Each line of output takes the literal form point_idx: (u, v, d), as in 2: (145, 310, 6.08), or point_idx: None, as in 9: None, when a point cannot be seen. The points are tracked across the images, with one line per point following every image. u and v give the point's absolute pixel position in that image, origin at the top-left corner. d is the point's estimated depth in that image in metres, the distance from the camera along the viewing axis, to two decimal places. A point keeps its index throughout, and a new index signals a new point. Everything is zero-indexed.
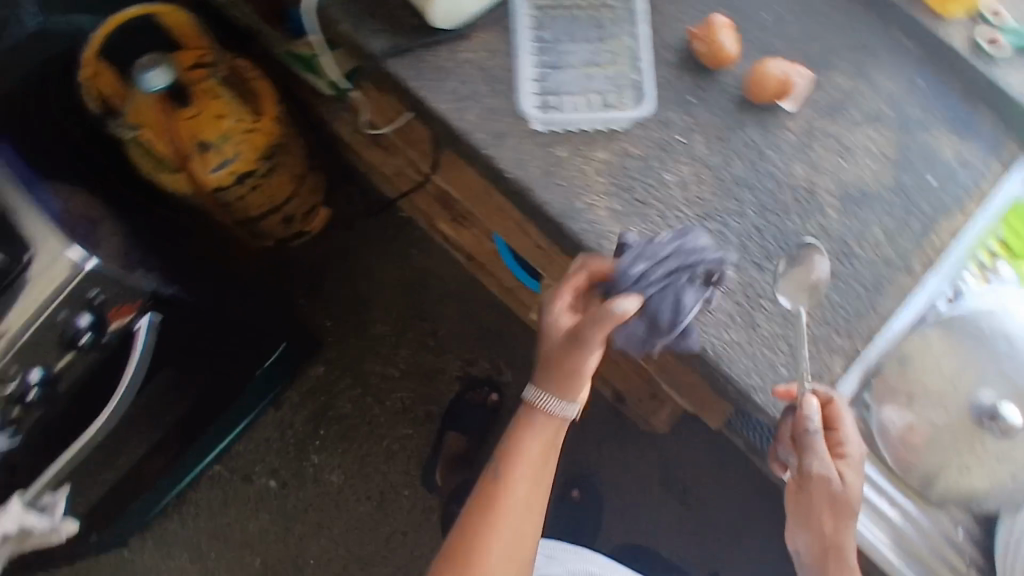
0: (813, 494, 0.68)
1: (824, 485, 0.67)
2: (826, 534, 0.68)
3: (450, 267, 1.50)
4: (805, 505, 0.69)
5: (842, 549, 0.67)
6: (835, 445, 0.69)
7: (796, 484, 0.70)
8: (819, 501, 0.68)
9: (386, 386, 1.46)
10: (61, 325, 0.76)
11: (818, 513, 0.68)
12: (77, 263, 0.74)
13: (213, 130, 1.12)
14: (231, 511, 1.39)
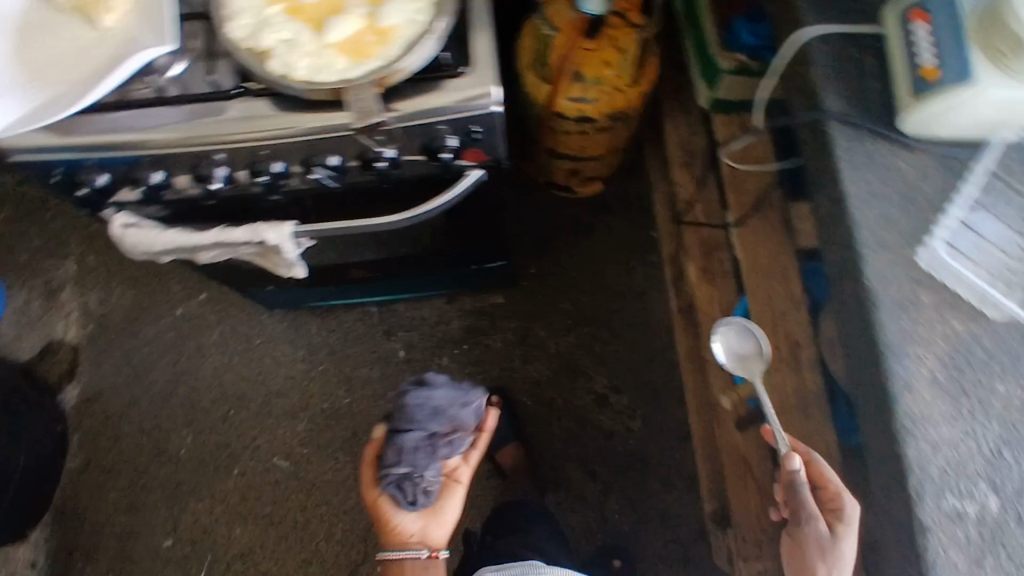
0: (815, 559, 0.82)
1: (824, 544, 0.82)
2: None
3: (660, 302, 1.51)
4: (803, 570, 0.82)
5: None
6: (832, 507, 0.84)
7: (797, 554, 0.85)
8: (815, 563, 0.82)
9: (537, 353, 1.50)
10: (436, 133, 0.77)
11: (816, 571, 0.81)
12: (491, 95, 0.73)
13: (594, 70, 1.18)
14: (357, 349, 1.49)
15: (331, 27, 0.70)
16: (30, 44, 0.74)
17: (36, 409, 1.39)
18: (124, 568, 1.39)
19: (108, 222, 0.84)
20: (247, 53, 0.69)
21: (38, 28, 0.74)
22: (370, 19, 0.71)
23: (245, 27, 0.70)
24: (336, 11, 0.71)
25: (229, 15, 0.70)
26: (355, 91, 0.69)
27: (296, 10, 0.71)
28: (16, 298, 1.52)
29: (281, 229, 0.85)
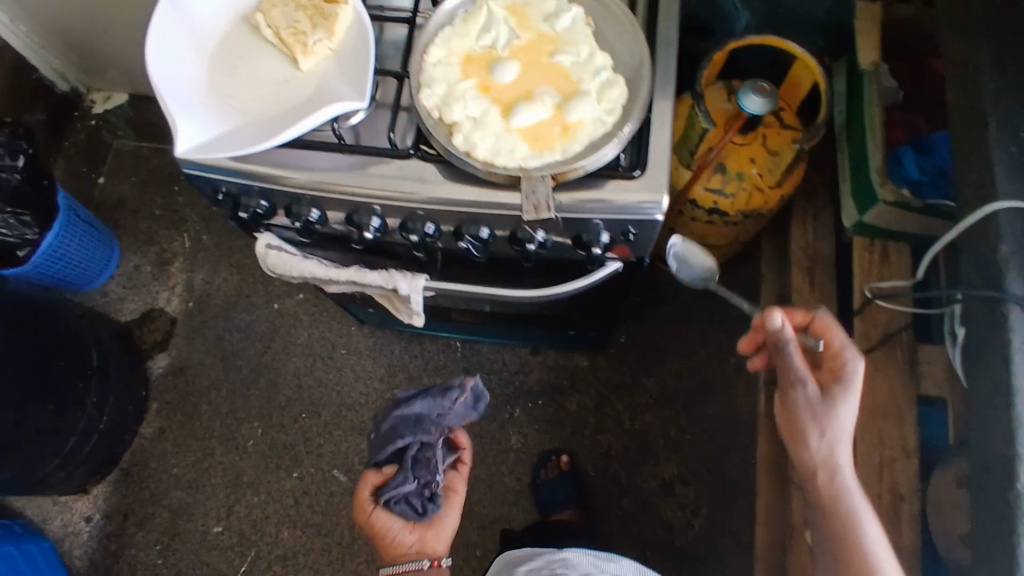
0: (806, 425, 0.82)
1: (818, 412, 0.81)
2: (829, 488, 0.83)
3: (746, 401, 1.46)
4: (801, 453, 0.84)
5: (840, 513, 0.81)
6: (832, 368, 0.83)
7: (783, 413, 0.86)
8: (832, 471, 0.83)
9: (610, 423, 1.47)
10: (593, 228, 0.76)
11: (827, 474, 0.83)
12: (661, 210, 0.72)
13: (738, 166, 1.15)
14: (434, 381, 1.50)
15: (520, 112, 0.70)
16: (222, 66, 0.74)
17: (127, 371, 1.44)
18: (172, 542, 1.42)
19: (255, 240, 0.87)
20: (436, 122, 0.72)
21: (231, 52, 0.75)
22: (559, 110, 0.71)
23: (438, 98, 0.72)
24: (527, 95, 0.71)
25: (426, 84, 0.72)
26: (531, 181, 0.70)
27: (489, 88, 0.72)
28: (128, 260, 1.58)
29: (415, 281, 0.85)
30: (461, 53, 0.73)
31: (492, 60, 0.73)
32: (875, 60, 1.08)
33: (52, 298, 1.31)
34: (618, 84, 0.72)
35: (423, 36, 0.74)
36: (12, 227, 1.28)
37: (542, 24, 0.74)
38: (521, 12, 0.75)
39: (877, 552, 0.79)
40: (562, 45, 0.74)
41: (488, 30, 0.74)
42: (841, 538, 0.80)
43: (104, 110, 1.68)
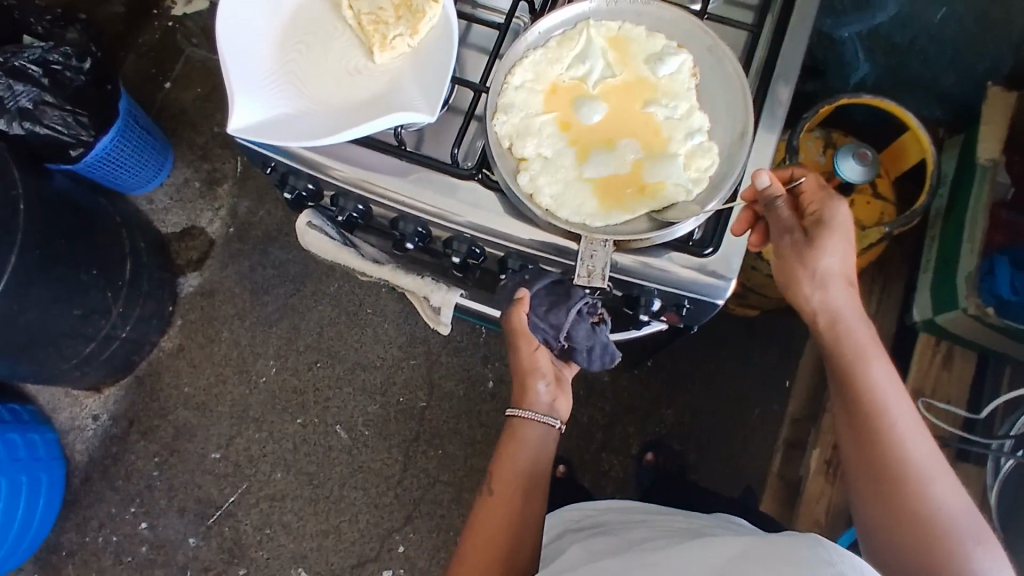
0: (797, 272, 0.69)
1: (805, 259, 0.68)
2: (842, 349, 0.70)
3: (762, 455, 1.41)
4: (795, 296, 0.71)
5: (861, 386, 0.68)
6: (814, 213, 0.69)
7: (776, 266, 0.72)
8: (845, 333, 0.70)
9: (619, 444, 1.44)
10: (647, 292, 0.71)
11: (836, 335, 0.70)
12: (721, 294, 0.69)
13: None
14: (452, 360, 1.48)
15: (596, 161, 0.65)
16: (295, 39, 0.69)
17: (157, 286, 1.45)
18: (171, 458, 1.47)
19: (298, 215, 0.82)
20: (503, 152, 0.67)
21: (308, 28, 0.70)
22: (637, 168, 0.65)
23: (512, 127, 0.67)
24: (607, 143, 0.66)
25: (502, 108, 0.67)
26: (592, 246, 0.65)
27: (569, 126, 0.67)
28: (179, 172, 1.58)
29: (448, 296, 0.81)
30: (548, 81, 0.68)
31: (579, 96, 0.67)
32: (995, 156, 1.01)
33: (97, 204, 1.32)
34: (710, 152, 0.66)
35: (512, 54, 0.68)
36: (69, 125, 1.27)
37: (642, 65, 0.68)
38: (623, 45, 0.68)
39: (887, 396, 0.68)
40: (658, 91, 0.67)
41: (583, 61, 0.68)
42: (863, 415, 0.68)
43: (183, 12, 1.64)
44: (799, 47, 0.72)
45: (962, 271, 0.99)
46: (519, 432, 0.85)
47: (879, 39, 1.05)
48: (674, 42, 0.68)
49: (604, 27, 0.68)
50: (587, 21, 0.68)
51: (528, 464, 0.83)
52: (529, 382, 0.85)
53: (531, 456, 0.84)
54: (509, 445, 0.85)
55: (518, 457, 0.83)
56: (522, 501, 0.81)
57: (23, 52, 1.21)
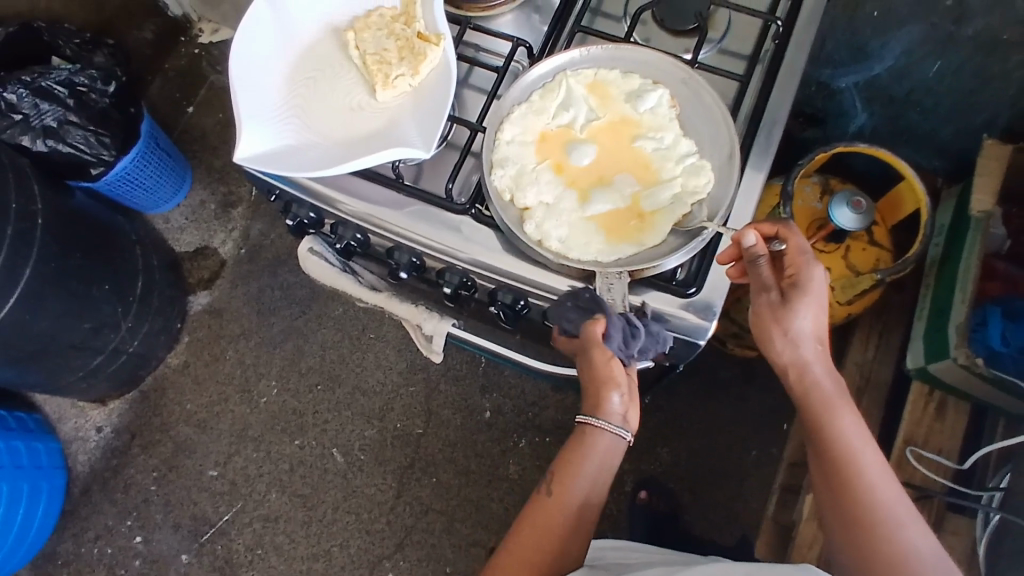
0: (769, 329, 0.70)
1: (776, 319, 0.69)
2: (813, 401, 0.71)
3: (757, 498, 1.40)
4: (766, 350, 0.72)
5: (832, 437, 0.70)
6: (791, 276, 0.69)
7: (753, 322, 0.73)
8: (815, 386, 0.71)
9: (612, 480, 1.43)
10: None
11: (808, 388, 0.71)
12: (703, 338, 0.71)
13: None
14: (450, 390, 1.49)
15: (596, 200, 0.68)
16: (302, 78, 0.73)
17: (167, 302, 1.49)
18: (169, 473, 1.49)
19: (300, 241, 0.85)
20: (505, 203, 0.69)
21: (307, 72, 0.73)
22: (635, 201, 0.68)
23: (510, 178, 0.69)
24: (603, 181, 0.69)
25: (498, 163, 0.70)
26: (608, 280, 0.68)
27: (562, 171, 0.69)
28: (196, 194, 1.63)
29: (439, 325, 0.83)
30: (537, 131, 0.71)
31: (567, 143, 0.70)
32: (989, 208, 1.02)
33: (114, 221, 1.36)
34: (704, 171, 0.68)
35: (501, 105, 0.71)
36: (91, 145, 1.33)
37: (623, 104, 0.71)
38: (601, 89, 0.72)
39: (856, 442, 0.69)
40: (642, 127, 0.70)
41: (567, 108, 0.71)
42: (835, 464, 0.69)
43: (210, 41, 1.71)
44: (787, 99, 0.75)
45: (952, 320, 1.00)
46: (585, 448, 0.72)
47: (877, 91, 1.07)
48: (649, 79, 0.72)
49: (581, 75, 0.72)
50: (565, 73, 0.72)
51: (586, 487, 0.72)
52: (600, 394, 0.70)
53: (594, 476, 0.72)
54: (572, 457, 0.72)
55: (579, 476, 0.72)
56: (573, 525, 0.72)
57: (50, 73, 1.27)
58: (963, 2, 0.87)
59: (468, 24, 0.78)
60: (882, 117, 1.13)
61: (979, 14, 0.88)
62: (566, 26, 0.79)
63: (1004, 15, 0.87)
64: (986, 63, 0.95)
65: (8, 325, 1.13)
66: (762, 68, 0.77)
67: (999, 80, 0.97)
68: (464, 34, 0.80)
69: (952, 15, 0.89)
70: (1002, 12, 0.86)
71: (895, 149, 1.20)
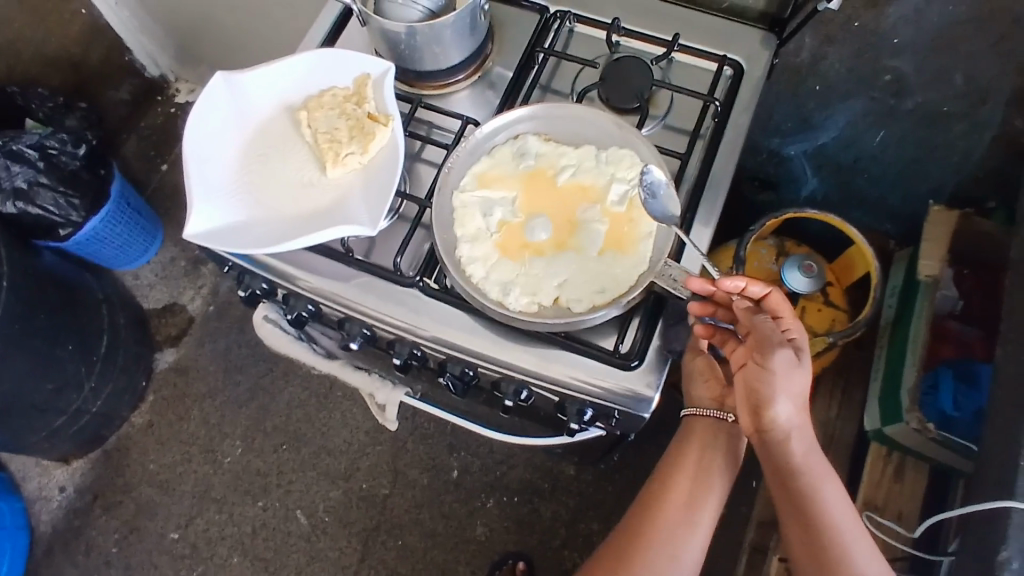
0: (784, 385, 0.66)
1: (786, 378, 0.66)
2: (795, 468, 0.68)
3: (727, 560, 1.37)
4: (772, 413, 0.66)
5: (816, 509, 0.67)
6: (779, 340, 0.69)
7: (745, 386, 0.68)
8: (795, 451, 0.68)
9: (581, 542, 1.39)
10: (578, 403, 0.73)
11: (788, 454, 0.68)
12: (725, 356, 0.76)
13: None
14: (417, 449, 1.47)
15: (589, 243, 0.69)
16: (248, 175, 0.74)
17: (133, 360, 1.47)
18: (129, 536, 1.45)
19: (255, 309, 0.86)
20: (540, 313, 0.68)
21: (264, 198, 0.73)
22: (612, 215, 0.70)
23: (522, 293, 0.68)
24: (576, 227, 0.70)
25: (503, 295, 0.68)
26: (664, 273, 0.67)
27: (542, 252, 0.69)
28: (167, 250, 1.63)
29: (391, 394, 0.84)
30: (493, 249, 0.70)
31: (521, 232, 0.70)
32: (935, 273, 1.07)
33: (82, 279, 1.36)
34: (624, 156, 0.72)
35: (444, 241, 0.71)
36: (61, 207, 1.34)
37: (518, 168, 0.72)
38: (492, 176, 0.72)
39: (841, 518, 0.67)
40: (549, 170, 0.72)
41: (491, 211, 0.71)
42: (818, 535, 0.66)
43: (186, 101, 1.75)
44: (730, 175, 0.78)
45: (904, 383, 1.03)
46: (693, 441, 0.74)
47: (825, 158, 1.11)
48: (512, 138, 0.74)
49: (467, 184, 0.73)
50: (456, 191, 0.72)
51: (696, 481, 0.73)
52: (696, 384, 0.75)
53: (698, 460, 0.73)
54: (682, 448, 0.75)
55: (689, 468, 0.73)
56: (685, 515, 0.71)
57: (21, 137, 1.29)
58: (901, 77, 0.91)
59: (419, 102, 0.80)
60: (835, 183, 1.17)
61: (916, 89, 0.92)
62: (514, 104, 0.82)
63: (940, 89, 0.91)
64: (927, 134, 1.00)
65: None
66: (704, 145, 0.80)
67: (940, 148, 1.01)
68: (416, 112, 0.82)
69: (891, 89, 0.94)
70: (937, 86, 0.91)
71: (848, 212, 1.24)
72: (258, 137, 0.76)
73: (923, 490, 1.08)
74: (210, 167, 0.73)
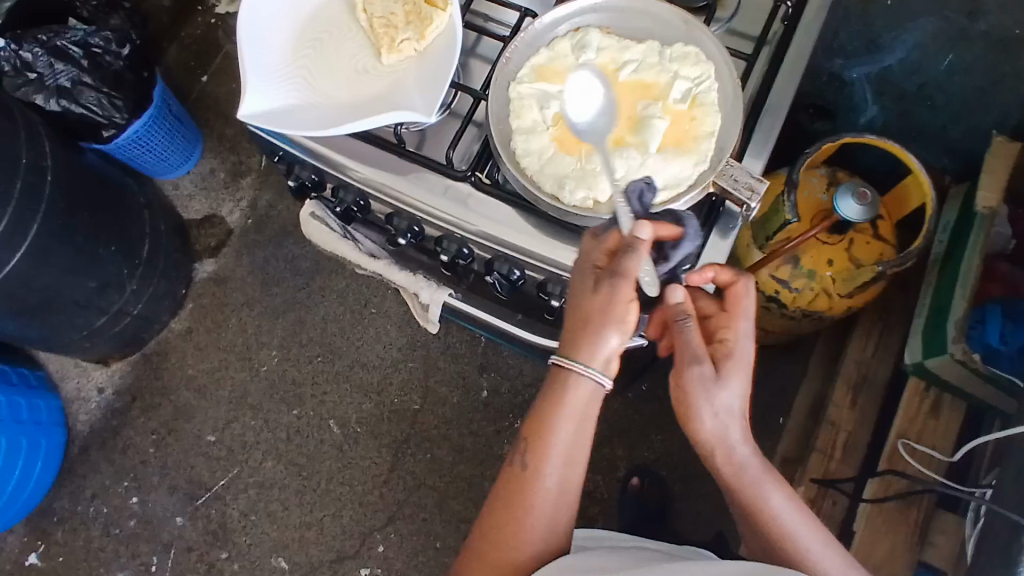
0: (699, 404, 0.66)
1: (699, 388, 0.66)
2: (733, 483, 0.69)
3: None
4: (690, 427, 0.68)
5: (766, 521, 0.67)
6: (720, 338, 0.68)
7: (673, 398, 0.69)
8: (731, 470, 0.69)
9: (604, 465, 1.41)
10: None
11: (719, 468, 0.69)
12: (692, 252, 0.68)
13: (816, 264, 1.07)
14: (448, 367, 1.50)
15: (650, 139, 0.67)
16: (301, 61, 0.73)
17: (172, 267, 1.50)
18: (167, 436, 1.51)
19: (302, 206, 0.86)
20: (595, 209, 0.67)
21: (320, 84, 0.72)
22: (673, 114, 0.69)
23: (578, 188, 0.67)
24: (636, 123, 0.68)
25: (558, 189, 0.68)
26: (729, 172, 0.67)
27: (600, 147, 0.68)
28: (206, 161, 1.63)
29: (435, 294, 0.83)
30: (550, 142, 0.69)
31: (579, 126, 0.69)
32: (994, 205, 1.03)
33: (123, 183, 1.37)
34: (689, 54, 0.70)
35: (499, 133, 0.70)
36: (103, 107, 1.34)
37: (577, 61, 0.70)
38: (550, 69, 0.71)
39: (781, 514, 0.67)
40: (610, 66, 0.70)
41: (548, 104, 0.69)
42: (772, 547, 0.67)
43: (227, 11, 1.71)
44: (796, 84, 0.74)
45: (952, 316, 1.01)
46: (561, 398, 0.66)
47: (888, 83, 1.07)
48: (572, 31, 0.72)
49: (524, 75, 0.71)
50: (511, 83, 0.71)
51: (566, 444, 0.66)
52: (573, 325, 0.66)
53: (574, 425, 0.66)
54: (549, 410, 0.66)
55: (557, 432, 0.66)
56: (562, 483, 0.67)
57: (66, 33, 1.29)
58: None
59: None
60: (895, 112, 1.12)
61: (992, 9, 0.87)
62: None
63: (1017, 11, 0.86)
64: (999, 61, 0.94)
65: (13, 279, 1.14)
66: (769, 52, 0.77)
67: (1011, 78, 0.96)
68: (473, 3, 0.80)
69: (965, 9, 0.89)
70: (1014, 7, 0.85)
71: (906, 144, 1.19)
72: (313, 21, 0.74)
73: (959, 428, 1.07)
74: (263, 50, 0.72)
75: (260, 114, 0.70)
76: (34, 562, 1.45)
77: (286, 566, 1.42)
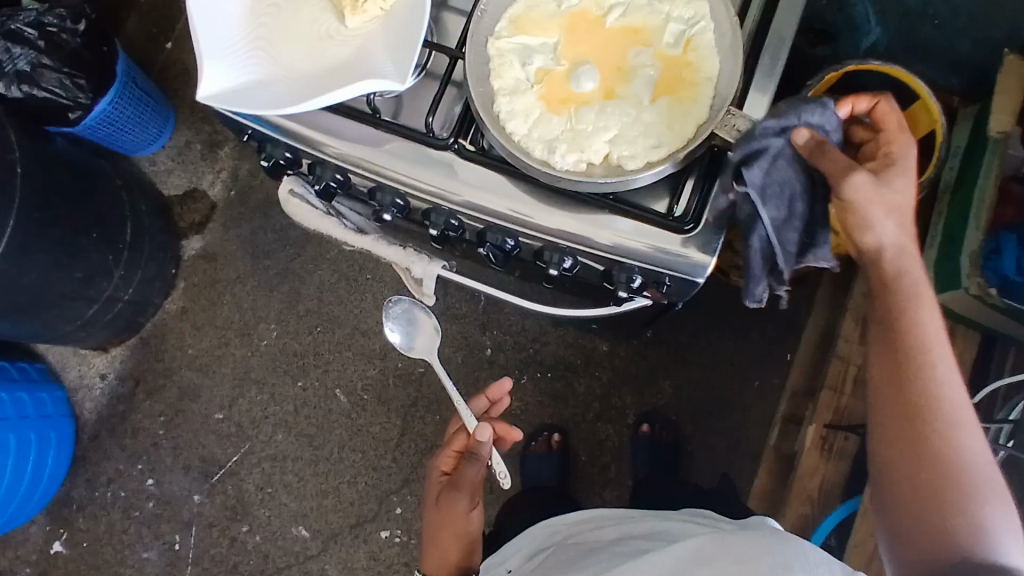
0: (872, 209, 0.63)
1: (876, 197, 0.62)
2: (895, 284, 0.65)
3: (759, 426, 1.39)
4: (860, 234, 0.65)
5: (923, 380, 0.63)
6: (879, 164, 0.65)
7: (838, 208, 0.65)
8: (920, 306, 0.65)
9: (614, 413, 1.41)
10: (628, 270, 0.69)
11: (891, 274, 0.65)
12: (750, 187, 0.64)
13: None
14: (451, 328, 1.47)
15: (642, 90, 0.63)
16: (258, 34, 0.67)
17: (159, 248, 1.46)
18: (175, 418, 1.50)
19: (281, 184, 0.81)
20: (589, 172, 0.63)
21: (285, 56, 0.67)
22: (666, 60, 0.63)
23: (570, 150, 0.63)
24: (627, 73, 0.63)
25: (548, 153, 0.63)
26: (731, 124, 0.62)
27: (589, 103, 0.63)
28: (180, 134, 1.57)
29: (428, 268, 0.78)
30: (534, 101, 0.64)
31: (565, 82, 0.64)
32: (1006, 129, 0.98)
33: (99, 166, 1.32)
34: None
35: (481, 96, 0.65)
36: (66, 88, 1.27)
37: (558, 10, 0.65)
38: (530, 19, 0.65)
39: (930, 339, 0.64)
40: (595, 11, 0.64)
41: (530, 59, 0.64)
42: (906, 349, 0.64)
43: None
44: (798, 15, 0.68)
45: (966, 249, 0.99)
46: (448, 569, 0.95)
47: (891, 2, 0.99)
48: None
49: (502, 29, 0.65)
50: (491, 39, 0.65)
51: None
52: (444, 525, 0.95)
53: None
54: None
55: None
56: None
57: (18, 15, 1.23)
58: None
59: None
60: (900, 32, 1.05)
61: None
62: None
63: None
64: None
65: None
66: None
67: None
68: None
69: None
70: None
71: (911, 63, 1.12)
72: None
73: (970, 359, 1.07)
74: (216, 24, 0.66)
75: (221, 95, 0.65)
76: (60, 549, 1.47)
77: (308, 534, 1.44)
